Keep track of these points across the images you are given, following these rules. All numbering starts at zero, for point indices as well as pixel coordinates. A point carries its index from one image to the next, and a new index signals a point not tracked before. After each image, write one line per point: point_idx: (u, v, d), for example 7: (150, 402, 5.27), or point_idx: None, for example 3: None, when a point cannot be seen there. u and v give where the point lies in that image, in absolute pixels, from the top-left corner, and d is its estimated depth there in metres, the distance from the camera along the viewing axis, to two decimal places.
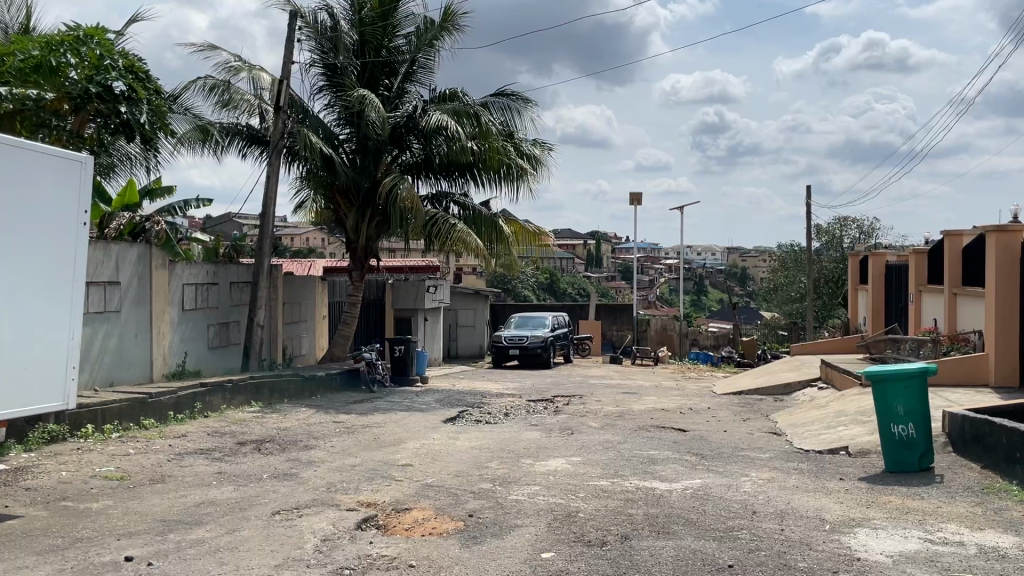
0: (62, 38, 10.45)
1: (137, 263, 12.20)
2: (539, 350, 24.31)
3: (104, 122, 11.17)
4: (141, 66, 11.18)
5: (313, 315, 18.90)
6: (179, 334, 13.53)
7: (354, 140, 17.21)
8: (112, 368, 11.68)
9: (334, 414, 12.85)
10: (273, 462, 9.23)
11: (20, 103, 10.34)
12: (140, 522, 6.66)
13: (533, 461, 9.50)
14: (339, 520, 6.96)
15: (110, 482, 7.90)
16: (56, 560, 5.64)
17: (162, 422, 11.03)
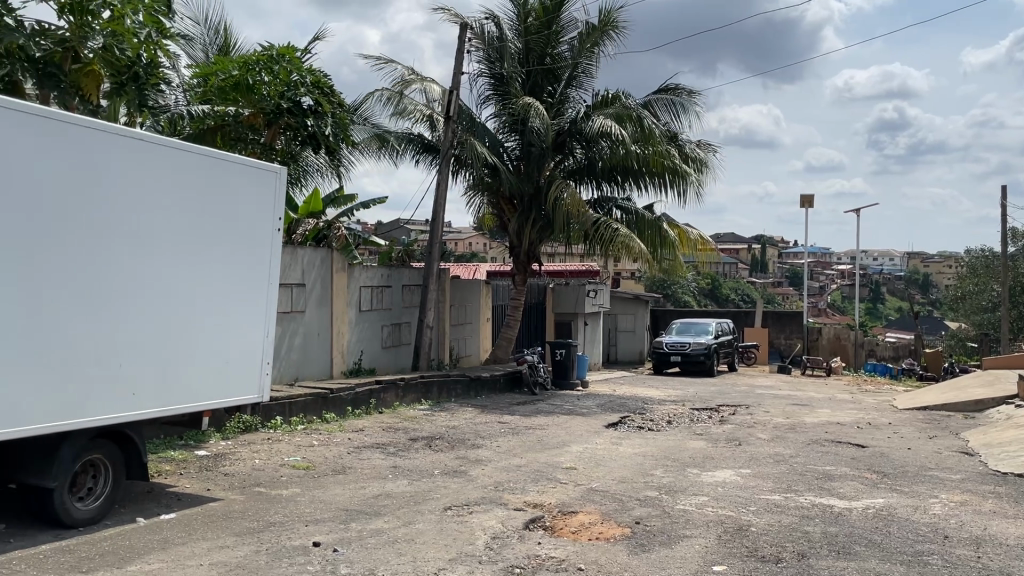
0: (258, 57, 11.26)
1: (320, 266, 13.02)
2: (703, 357, 23.77)
3: (293, 133, 11.93)
4: (327, 81, 11.79)
5: (478, 318, 19.42)
6: (356, 334, 14.29)
7: (519, 148, 17.53)
8: (297, 364, 12.53)
9: (499, 415, 13.13)
10: (444, 459, 9.56)
11: (221, 118, 11.40)
12: (326, 510, 7.09)
13: (700, 471, 9.30)
14: (508, 519, 7.09)
15: (297, 471, 8.47)
16: (253, 542, 6.10)
17: (341, 415, 11.71)
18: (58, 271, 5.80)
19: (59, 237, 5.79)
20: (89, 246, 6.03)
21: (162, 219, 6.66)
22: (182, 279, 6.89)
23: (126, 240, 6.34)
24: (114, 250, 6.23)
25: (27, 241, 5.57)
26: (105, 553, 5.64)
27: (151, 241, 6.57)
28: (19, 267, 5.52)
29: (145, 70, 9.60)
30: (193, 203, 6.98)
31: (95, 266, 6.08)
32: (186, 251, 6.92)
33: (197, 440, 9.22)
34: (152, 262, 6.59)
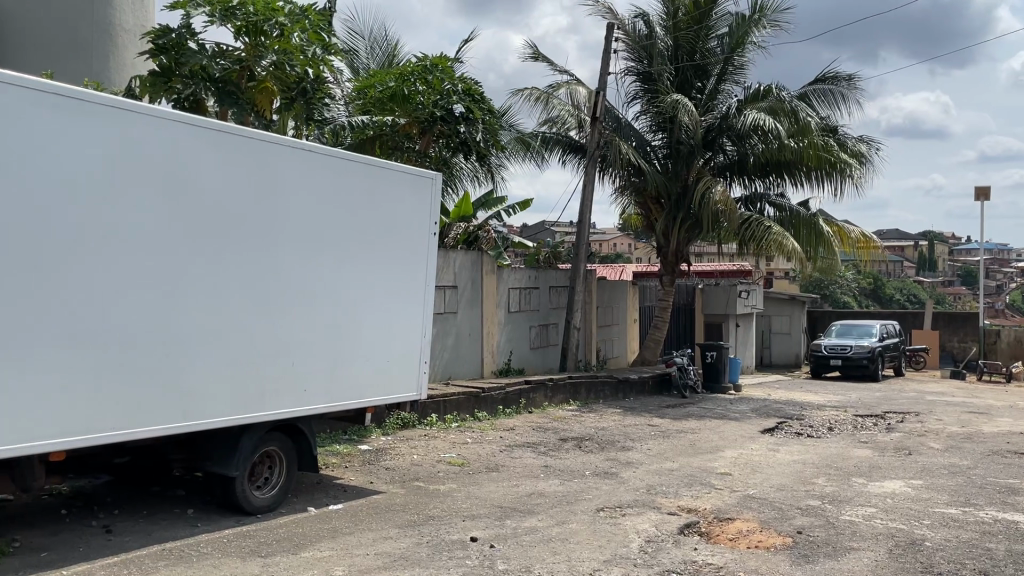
0: (413, 68, 11.66)
1: (471, 268, 13.35)
2: (865, 361, 22.51)
3: (447, 141, 12.31)
4: (478, 88, 12.06)
5: (626, 319, 19.28)
6: (506, 334, 14.54)
7: (667, 146, 17.26)
8: (449, 363, 12.91)
9: (649, 417, 12.99)
10: (595, 460, 9.55)
11: (380, 129, 11.92)
12: (482, 506, 7.26)
13: (866, 481, 8.82)
14: (662, 523, 7.01)
15: (453, 467, 8.72)
16: (414, 534, 6.33)
17: (493, 414, 11.95)
18: (235, 275, 6.24)
19: (236, 242, 6.24)
20: (262, 251, 6.45)
21: (327, 224, 7.02)
22: (346, 281, 7.23)
23: (295, 245, 6.73)
24: (285, 254, 6.63)
25: (209, 246, 6.04)
26: (281, 540, 6.02)
27: (318, 245, 6.94)
28: (202, 270, 5.99)
29: (311, 86, 10.19)
30: (355, 208, 7.31)
31: (268, 270, 6.50)
32: (350, 255, 7.26)
33: (360, 435, 9.70)
34: (320, 265, 6.96)
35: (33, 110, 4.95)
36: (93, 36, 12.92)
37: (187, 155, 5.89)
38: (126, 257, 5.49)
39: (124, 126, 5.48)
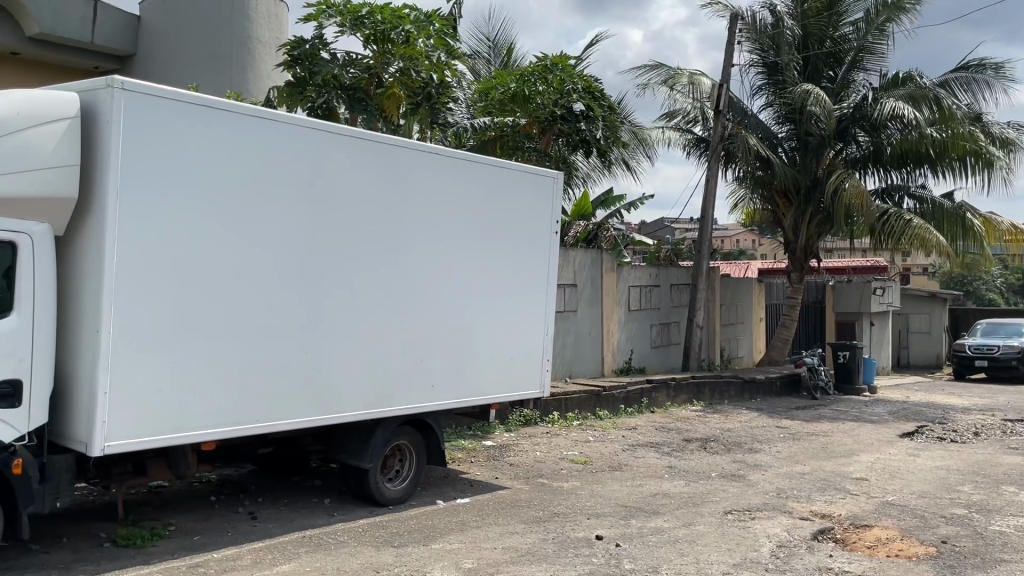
0: (533, 69, 11.66)
1: (591, 266, 13.32)
2: (1015, 362, 21.00)
3: (566, 139, 12.35)
4: (597, 85, 11.92)
5: (751, 317, 18.76)
6: (626, 333, 14.43)
7: (795, 138, 16.65)
8: (569, 362, 12.94)
9: (778, 419, 12.60)
10: (721, 462, 9.34)
11: (501, 130, 12.30)
12: (607, 505, 7.24)
13: (1018, 490, 8.23)
14: (794, 528, 6.79)
15: (576, 465, 8.73)
16: (540, 530, 6.39)
17: (615, 413, 11.90)
18: (366, 273, 6.46)
19: (366, 241, 6.46)
20: (393, 250, 6.66)
21: (453, 224, 7.18)
22: (473, 279, 7.37)
23: (424, 243, 6.92)
24: (414, 253, 6.82)
25: (343, 246, 6.30)
26: (413, 531, 6.21)
27: (445, 244, 7.11)
28: (337, 270, 6.25)
29: (435, 90, 10.44)
30: (480, 207, 7.44)
31: (398, 268, 6.70)
32: (475, 253, 7.39)
33: (484, 431, 9.87)
34: (447, 263, 7.13)
35: (184, 121, 5.31)
36: (232, 50, 13.71)
37: (322, 159, 6.17)
38: (269, 258, 5.80)
39: (265, 133, 5.80)
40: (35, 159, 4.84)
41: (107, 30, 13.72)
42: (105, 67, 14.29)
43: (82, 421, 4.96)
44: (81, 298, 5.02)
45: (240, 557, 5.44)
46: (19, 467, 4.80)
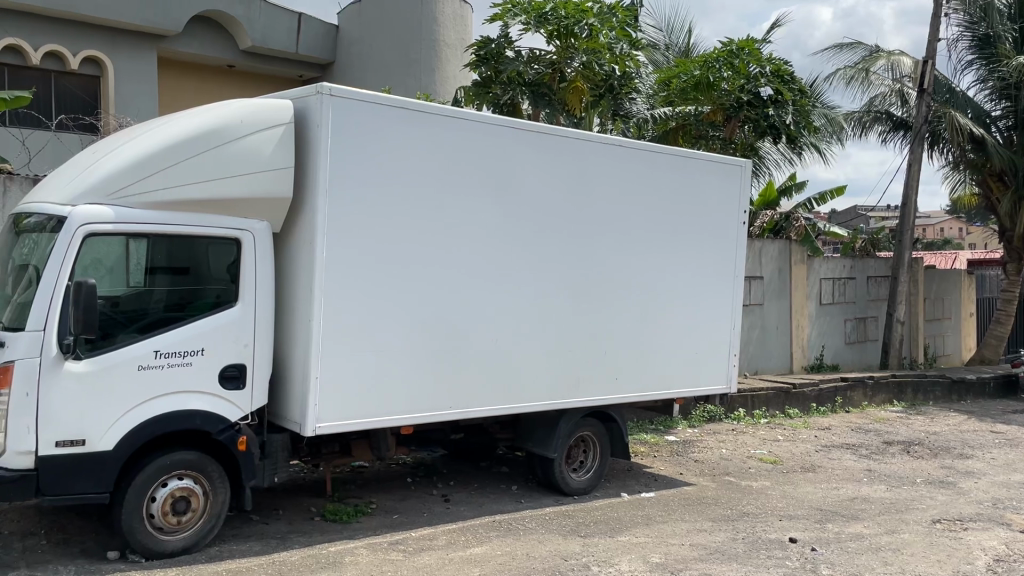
0: (718, 54, 11.31)
1: (778, 258, 12.77)
2: None
3: (753, 126, 11.79)
4: (788, 68, 11.39)
5: (960, 311, 17.28)
6: (817, 328, 13.73)
7: (1012, 116, 15.11)
8: (756, 356, 12.52)
9: (992, 423, 11.52)
10: (927, 467, 8.68)
11: (684, 118, 12.08)
12: (800, 507, 6.93)
13: None
14: (1014, 542, 6.19)
15: (766, 464, 8.43)
16: (729, 529, 6.22)
17: (805, 412, 11.38)
18: (552, 267, 6.55)
19: (552, 234, 6.56)
20: (577, 243, 6.71)
21: (637, 215, 7.12)
22: (657, 270, 7.28)
23: (607, 234, 6.91)
24: (598, 245, 6.85)
25: (529, 238, 6.41)
26: (599, 522, 6.24)
27: (629, 235, 7.07)
28: (524, 262, 6.38)
29: (619, 81, 10.25)
30: (665, 197, 7.33)
31: (583, 261, 6.74)
32: (660, 244, 7.29)
33: (666, 425, 9.75)
34: (631, 254, 7.08)
35: (383, 122, 5.60)
36: (421, 53, 14.25)
37: (509, 153, 6.31)
38: (460, 251, 6.02)
39: (455, 129, 6.00)
40: (254, 164, 5.29)
41: (310, 40, 14.78)
42: (308, 75, 15.41)
43: (296, 404, 5.40)
44: (294, 291, 5.44)
45: (436, 537, 5.70)
46: (243, 444, 5.31)
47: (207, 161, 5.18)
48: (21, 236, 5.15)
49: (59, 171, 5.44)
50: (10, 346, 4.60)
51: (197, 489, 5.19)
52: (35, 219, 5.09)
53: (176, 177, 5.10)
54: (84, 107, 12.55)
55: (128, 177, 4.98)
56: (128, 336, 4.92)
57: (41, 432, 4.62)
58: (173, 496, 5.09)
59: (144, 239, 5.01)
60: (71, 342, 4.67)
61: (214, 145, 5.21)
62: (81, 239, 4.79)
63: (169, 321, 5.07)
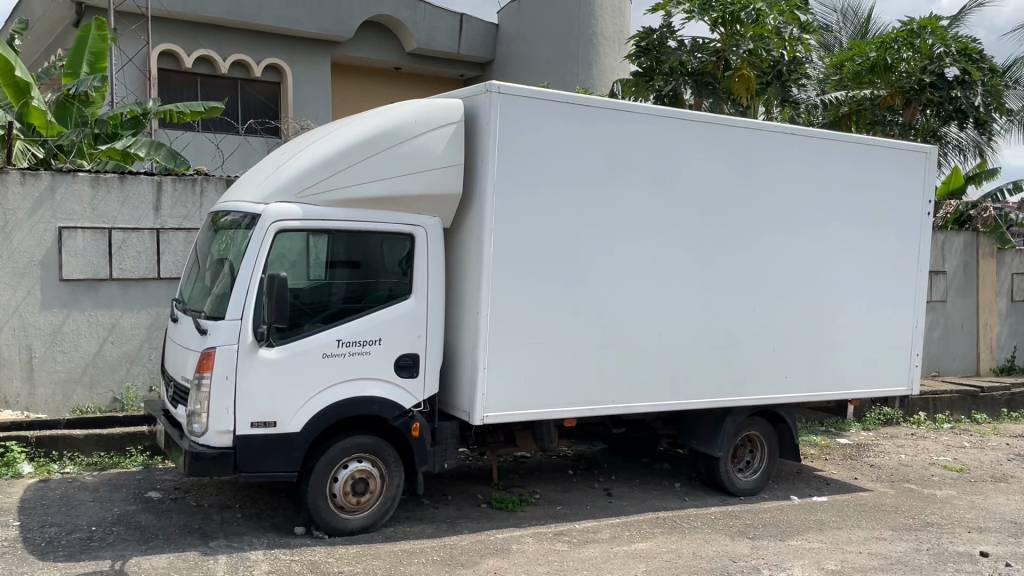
0: (897, 34, 10.74)
1: (962, 251, 11.88)
2: None
3: (937, 109, 11.06)
4: (977, 46, 10.44)
5: None
6: (1009, 327, 12.64)
7: None
8: (938, 356, 11.71)
9: None
10: None
11: (858, 103, 11.48)
12: (991, 519, 6.42)
13: None
14: None
15: (951, 472, 7.86)
16: (912, 539, 5.85)
17: (994, 417, 10.52)
18: (720, 262, 6.40)
19: (720, 228, 6.40)
20: (744, 237, 6.51)
21: (809, 207, 6.82)
22: (832, 265, 6.94)
23: (778, 226, 6.67)
24: (768, 239, 6.62)
25: (694, 233, 6.29)
26: (768, 524, 6.04)
27: (801, 229, 6.78)
28: (689, 257, 6.26)
29: (787, 67, 9.96)
30: (841, 188, 6.98)
31: (752, 255, 6.55)
32: (834, 238, 6.95)
33: (838, 427, 9.31)
34: (804, 249, 6.79)
35: (551, 118, 5.67)
36: (579, 48, 14.17)
37: (675, 146, 6.21)
38: (624, 246, 5.98)
39: (620, 123, 5.97)
40: (427, 161, 5.48)
41: (470, 40, 15.15)
42: (469, 73, 15.81)
43: (465, 393, 5.56)
44: (464, 284, 5.60)
45: (600, 530, 5.71)
46: (416, 430, 5.54)
47: (384, 160, 5.42)
48: (219, 233, 5.60)
49: (253, 171, 5.85)
50: (212, 333, 5.01)
51: (375, 472, 5.47)
52: (231, 217, 5.51)
53: (356, 175, 5.37)
54: (266, 112, 13.46)
55: (314, 176, 5.29)
56: (314, 325, 5.24)
57: (238, 413, 5.01)
58: (353, 477, 5.39)
59: (325, 234, 5.31)
60: (265, 331, 5.04)
61: (390, 143, 5.43)
62: (273, 235, 5.14)
63: (349, 312, 5.35)
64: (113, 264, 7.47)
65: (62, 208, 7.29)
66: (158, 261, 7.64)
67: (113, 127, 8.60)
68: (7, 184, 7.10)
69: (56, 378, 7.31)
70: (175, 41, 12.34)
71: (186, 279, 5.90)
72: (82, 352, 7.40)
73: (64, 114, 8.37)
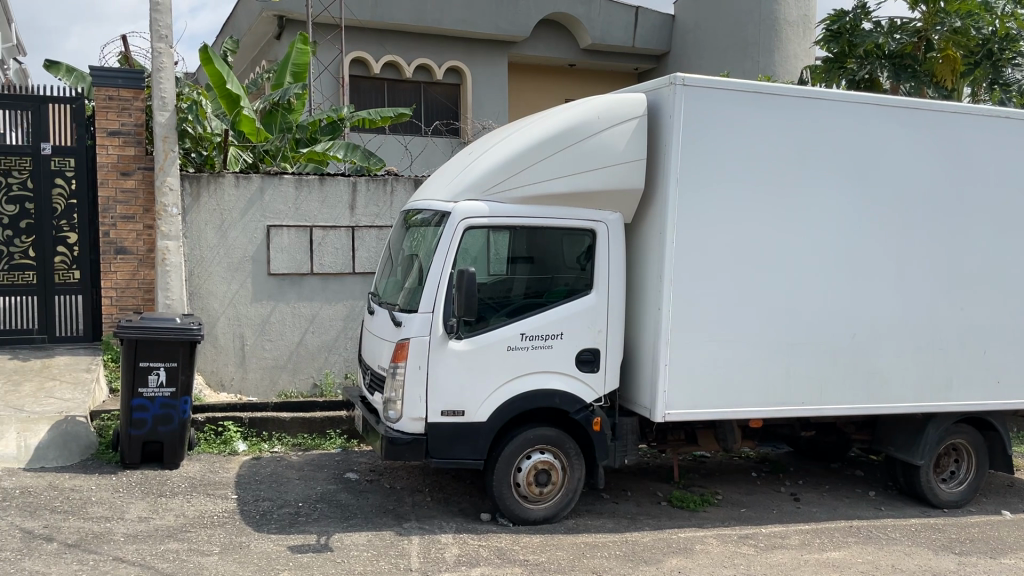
0: None
1: None
2: None
3: None
4: None
5: None
6: None
7: None
8: None
9: None
10: None
11: None
12: None
13: None
14: None
15: None
16: None
17: None
18: (920, 258, 5.98)
19: (920, 222, 5.98)
20: (950, 230, 6.06)
21: None
22: None
23: (985, 220, 6.16)
24: (975, 232, 6.12)
25: (891, 227, 5.91)
26: (976, 540, 5.58)
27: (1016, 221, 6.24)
28: (887, 251, 5.90)
29: (999, 45, 9.21)
30: None
31: (956, 251, 6.08)
32: None
33: None
34: (1016, 244, 6.23)
35: (738, 111, 5.52)
36: (760, 34, 13.66)
37: (875, 134, 5.87)
38: (815, 240, 5.72)
39: (811, 113, 5.70)
40: (611, 156, 5.48)
41: (646, 33, 14.99)
42: (644, 67, 15.64)
43: (646, 389, 5.52)
44: (646, 281, 5.55)
45: (788, 536, 5.51)
46: (598, 424, 5.56)
47: (568, 156, 5.46)
48: (410, 230, 5.87)
49: (442, 170, 6.07)
50: (406, 326, 5.26)
51: (557, 464, 5.55)
52: (422, 215, 5.75)
53: (540, 172, 5.45)
54: (446, 113, 13.95)
55: (500, 174, 5.42)
56: (499, 319, 5.39)
57: (430, 402, 5.24)
58: (536, 468, 5.49)
59: (509, 230, 5.44)
60: (455, 323, 5.24)
61: (574, 140, 5.46)
62: (461, 232, 5.33)
63: (532, 307, 5.46)
64: (313, 259, 8.05)
65: (270, 208, 7.91)
66: (353, 257, 8.17)
67: (313, 132, 9.36)
68: (224, 186, 7.79)
69: (265, 364, 7.96)
70: (364, 48, 13.06)
71: (380, 273, 6.22)
72: (286, 342, 8.01)
73: (268, 121, 9.03)
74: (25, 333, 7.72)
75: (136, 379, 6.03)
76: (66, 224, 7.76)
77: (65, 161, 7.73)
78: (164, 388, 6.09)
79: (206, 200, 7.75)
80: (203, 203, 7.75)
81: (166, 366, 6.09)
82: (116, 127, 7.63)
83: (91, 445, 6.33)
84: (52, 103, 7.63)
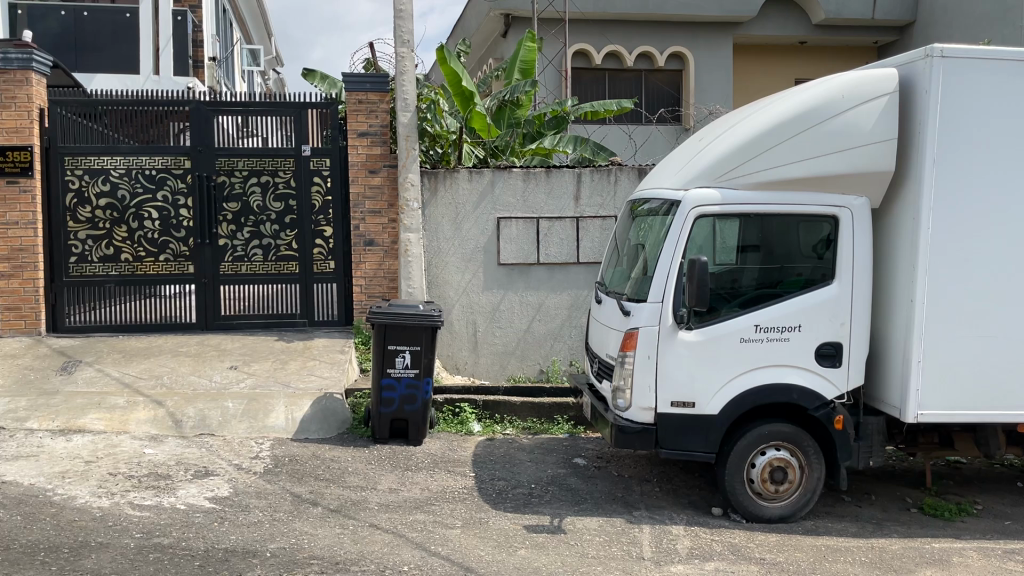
0: None
1: None
2: None
3: None
4: None
5: None
6: None
7: None
8: None
9: None
10: None
11: None
12: None
13: None
14: None
15: None
16: None
17: None
18: None
19: None
20: None
21: None
22: None
23: None
24: None
25: None
26: None
27: None
28: None
29: None
30: None
31: None
32: None
33: None
34: None
35: (999, 79, 4.99)
36: None
37: None
38: None
39: None
40: (856, 138, 5.14)
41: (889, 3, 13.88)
42: (884, 39, 14.50)
43: (896, 387, 5.13)
44: (894, 271, 5.17)
45: None
46: (840, 423, 5.25)
47: (808, 139, 5.18)
48: (638, 220, 5.85)
49: (668, 160, 5.98)
50: (635, 315, 5.25)
51: (794, 462, 5.32)
52: (651, 205, 5.71)
53: (776, 157, 5.21)
54: (668, 100, 13.74)
55: (733, 161, 5.24)
56: (731, 310, 5.25)
57: (660, 392, 5.21)
58: (772, 465, 5.30)
59: (741, 218, 5.28)
60: (685, 314, 5.18)
61: (815, 122, 5.17)
62: (692, 221, 5.23)
63: (766, 298, 5.27)
64: (540, 249, 8.27)
65: (500, 200, 8.22)
66: (578, 247, 8.30)
67: (539, 127, 9.53)
68: (458, 181, 8.19)
69: (495, 350, 8.30)
70: (586, 39, 13.23)
71: (606, 263, 6.24)
72: (515, 329, 8.31)
73: (499, 116, 9.33)
74: (289, 317, 8.57)
75: (385, 360, 6.52)
76: (323, 219, 8.54)
77: (322, 161, 8.48)
78: (410, 368, 6.54)
79: (443, 194, 8.19)
80: (440, 197, 8.20)
81: (411, 350, 6.53)
82: (365, 129, 8.30)
83: (346, 420, 6.92)
84: (310, 109, 8.40)
